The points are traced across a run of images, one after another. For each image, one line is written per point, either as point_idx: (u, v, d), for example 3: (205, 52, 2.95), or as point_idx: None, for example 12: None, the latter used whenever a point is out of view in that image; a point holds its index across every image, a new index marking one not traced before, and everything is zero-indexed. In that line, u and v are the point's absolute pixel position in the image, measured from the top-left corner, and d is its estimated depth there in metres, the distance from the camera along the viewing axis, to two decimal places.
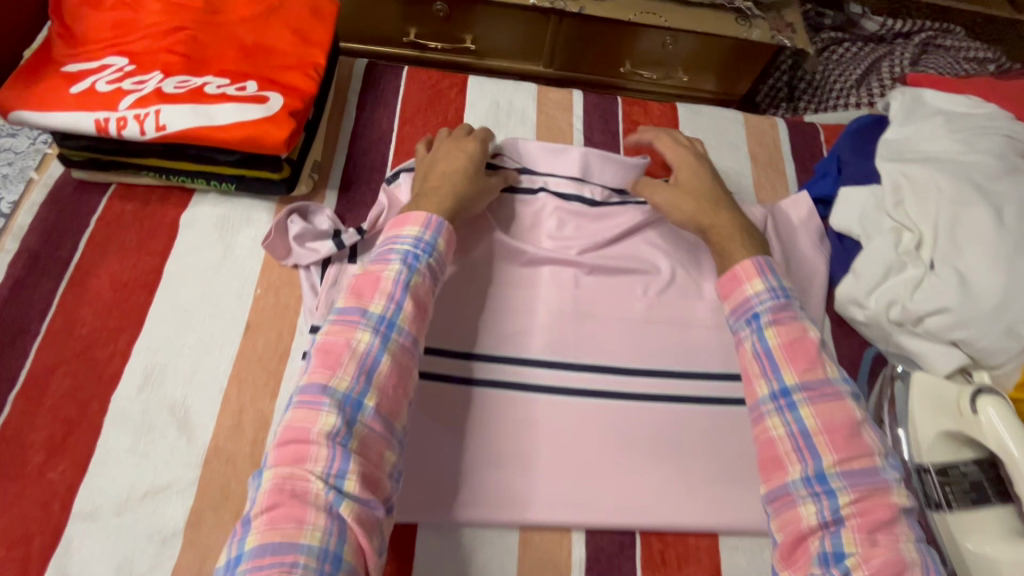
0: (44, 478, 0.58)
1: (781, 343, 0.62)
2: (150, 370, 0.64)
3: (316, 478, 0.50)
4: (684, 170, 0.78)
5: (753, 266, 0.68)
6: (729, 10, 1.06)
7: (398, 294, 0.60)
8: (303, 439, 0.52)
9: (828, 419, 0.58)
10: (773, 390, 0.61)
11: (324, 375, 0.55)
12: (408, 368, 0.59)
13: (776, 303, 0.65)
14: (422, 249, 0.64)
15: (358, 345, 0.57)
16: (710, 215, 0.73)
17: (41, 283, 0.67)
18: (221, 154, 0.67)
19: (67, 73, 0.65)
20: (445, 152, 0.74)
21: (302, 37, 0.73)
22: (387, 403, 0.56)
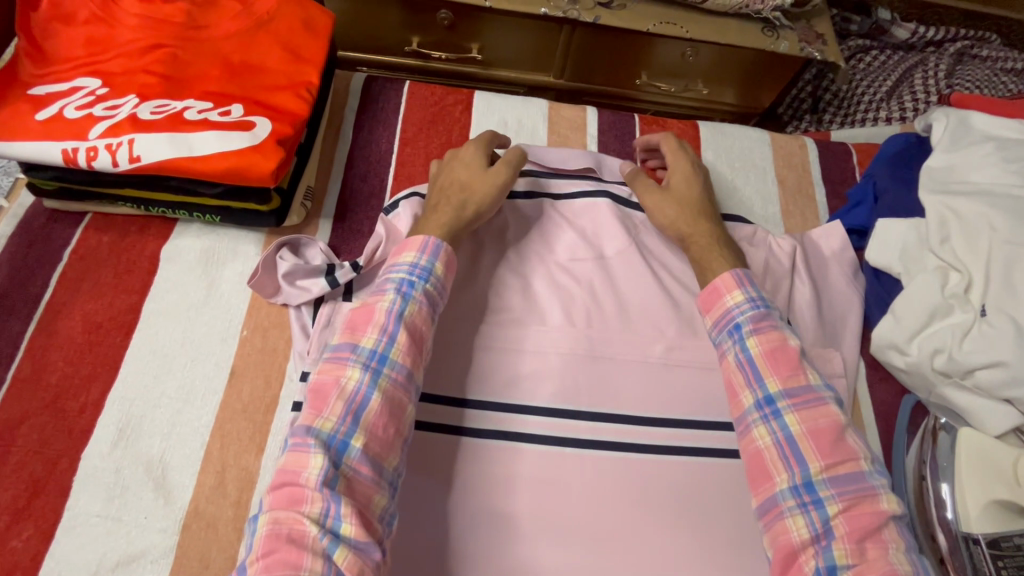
0: (5, 548, 0.52)
1: (764, 351, 0.56)
2: (125, 423, 0.58)
3: (312, 521, 0.44)
4: (676, 173, 0.71)
5: (733, 278, 0.61)
6: (755, 19, 0.99)
7: (392, 325, 0.53)
8: (297, 485, 0.45)
9: (813, 425, 0.52)
10: (756, 398, 0.55)
11: (310, 417, 0.49)
12: (398, 412, 0.51)
13: (756, 312, 0.58)
14: (418, 276, 0.57)
15: (347, 383, 0.50)
16: (689, 224, 0.68)
17: (9, 324, 0.61)
18: (203, 186, 0.61)
19: (34, 97, 0.59)
20: (446, 164, 0.68)
21: (293, 54, 0.67)
22: (377, 444, 0.49)
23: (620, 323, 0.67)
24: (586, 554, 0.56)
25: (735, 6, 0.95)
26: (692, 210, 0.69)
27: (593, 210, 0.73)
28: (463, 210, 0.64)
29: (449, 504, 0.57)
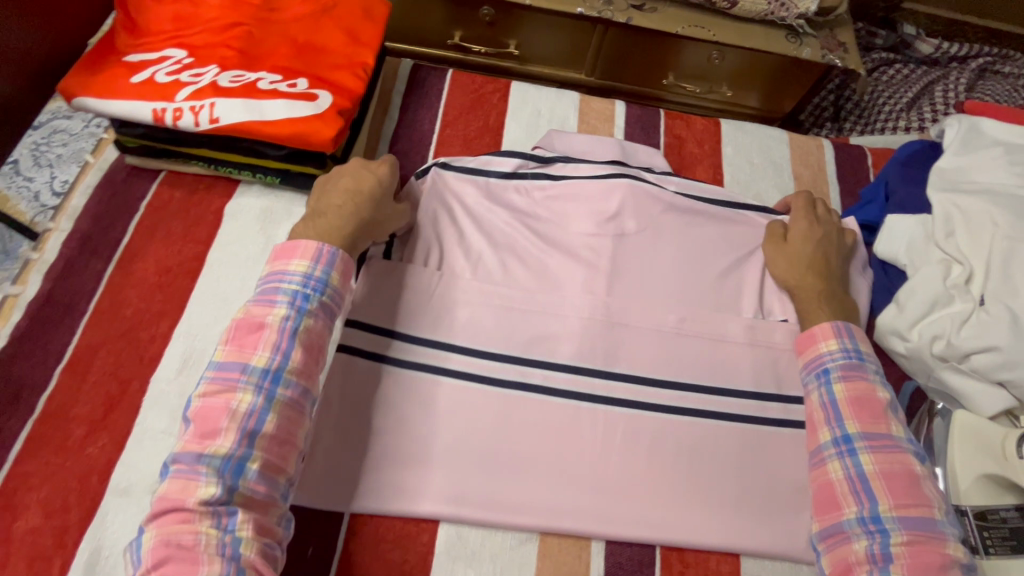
0: (84, 452, 0.60)
1: (849, 397, 0.62)
2: (188, 354, 0.65)
3: (207, 532, 0.49)
4: (797, 226, 0.77)
5: (831, 328, 0.67)
6: (781, 27, 1.04)
7: (285, 343, 0.57)
8: (183, 511, 0.50)
9: (887, 468, 0.58)
10: (833, 436, 0.61)
11: (201, 444, 0.53)
12: (292, 426, 0.56)
13: (848, 362, 0.64)
14: (312, 286, 0.61)
15: (238, 407, 0.54)
16: (796, 277, 0.73)
17: (91, 263, 0.69)
18: (271, 149, 0.69)
19: (128, 63, 0.67)
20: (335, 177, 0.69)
21: (353, 37, 0.74)
22: (273, 461, 0.54)
23: (637, 293, 0.75)
24: (588, 496, 0.63)
25: (760, 13, 1.01)
26: (804, 263, 0.74)
27: (615, 187, 0.79)
28: (359, 217, 0.66)
29: (483, 444, 0.64)
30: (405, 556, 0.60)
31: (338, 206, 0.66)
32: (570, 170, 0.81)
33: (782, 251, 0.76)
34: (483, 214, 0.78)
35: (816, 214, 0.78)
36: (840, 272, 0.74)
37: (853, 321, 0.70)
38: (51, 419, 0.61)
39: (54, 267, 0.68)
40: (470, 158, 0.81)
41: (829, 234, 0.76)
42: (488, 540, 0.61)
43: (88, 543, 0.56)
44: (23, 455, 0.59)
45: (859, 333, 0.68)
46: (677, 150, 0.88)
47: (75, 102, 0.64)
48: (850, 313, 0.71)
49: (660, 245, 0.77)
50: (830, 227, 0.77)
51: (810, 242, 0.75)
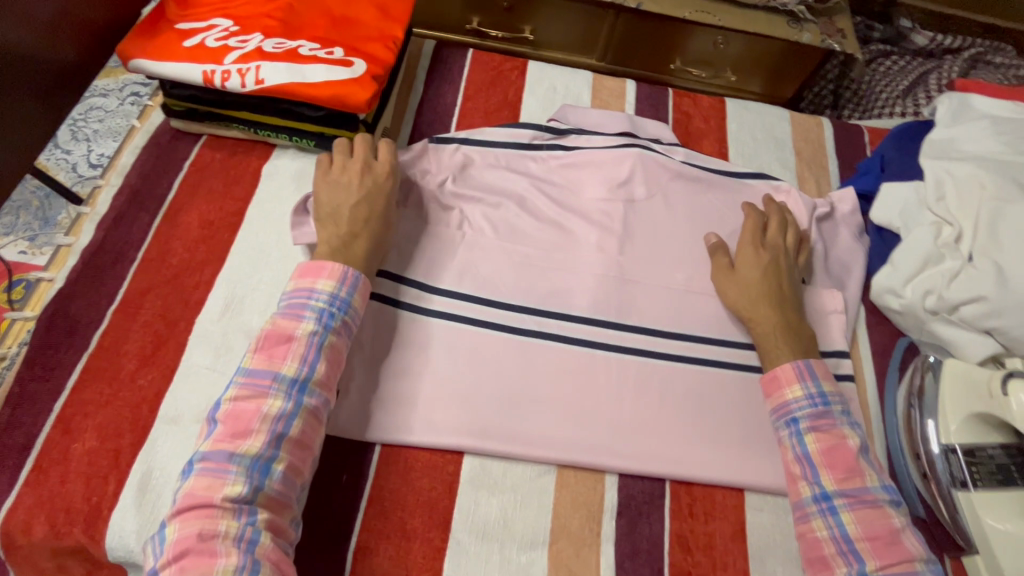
0: (135, 384, 0.64)
1: (821, 449, 0.62)
2: (230, 299, 0.70)
3: (227, 526, 0.51)
4: (746, 254, 0.75)
5: (793, 371, 0.67)
6: (782, 13, 1.11)
7: (312, 356, 0.60)
8: (208, 508, 0.52)
9: (867, 526, 0.58)
10: (813, 492, 0.61)
11: (232, 442, 0.55)
12: (312, 432, 0.59)
13: (815, 410, 0.64)
14: (337, 306, 0.63)
15: (269, 411, 0.56)
16: (754, 311, 0.72)
17: (139, 216, 0.74)
18: (309, 111, 0.74)
19: (179, 30, 0.73)
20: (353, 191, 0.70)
21: (384, 12, 0.80)
22: (295, 463, 0.57)
23: (648, 253, 0.80)
24: (603, 433, 0.68)
25: None
26: (759, 292, 0.73)
27: (626, 157, 0.84)
28: (380, 245, 0.69)
29: (505, 385, 0.69)
30: (432, 484, 0.64)
31: (362, 229, 0.68)
32: (583, 142, 0.86)
33: (739, 283, 0.74)
34: (503, 179, 0.82)
35: (763, 238, 0.77)
36: (795, 300, 0.74)
37: (812, 354, 0.70)
38: (103, 353, 0.65)
39: (106, 219, 0.73)
40: (488, 130, 0.85)
41: (777, 259, 0.75)
42: (509, 471, 0.65)
43: (141, 463, 0.60)
44: (78, 386, 0.63)
45: (821, 369, 0.68)
46: (684, 126, 0.93)
47: (132, 64, 0.70)
48: (809, 345, 0.71)
49: (668, 209, 0.82)
50: (779, 252, 0.76)
51: (764, 274, 0.74)
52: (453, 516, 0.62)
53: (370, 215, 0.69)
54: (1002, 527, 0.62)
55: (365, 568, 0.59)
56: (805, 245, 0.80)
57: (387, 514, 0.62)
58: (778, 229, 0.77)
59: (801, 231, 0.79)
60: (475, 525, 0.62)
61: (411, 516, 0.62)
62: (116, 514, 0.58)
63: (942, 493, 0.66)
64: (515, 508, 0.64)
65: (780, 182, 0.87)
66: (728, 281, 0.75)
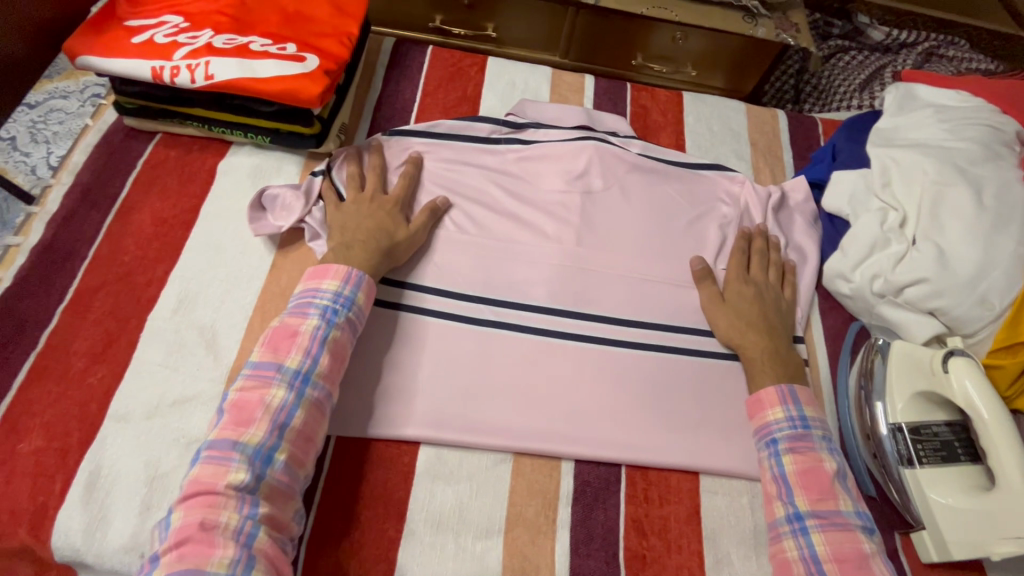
0: (85, 382, 0.63)
1: (797, 471, 0.62)
2: (183, 296, 0.69)
3: (228, 515, 0.51)
4: (732, 284, 0.77)
5: (777, 394, 0.67)
6: (737, 9, 1.15)
7: (315, 348, 0.60)
8: (211, 495, 0.51)
9: (837, 549, 0.58)
10: (786, 512, 0.61)
11: (236, 431, 0.55)
12: (315, 426, 0.59)
13: (795, 432, 0.64)
14: (341, 303, 0.64)
15: (272, 401, 0.56)
16: (741, 334, 0.73)
17: (91, 215, 0.73)
18: (261, 106, 0.74)
19: (128, 27, 0.72)
20: (365, 208, 0.73)
21: (338, 9, 0.80)
22: (297, 454, 0.56)
23: (606, 243, 0.80)
24: (559, 421, 0.68)
25: None
26: (746, 321, 0.73)
27: (582, 149, 0.85)
28: (382, 251, 0.70)
29: (462, 376, 0.69)
30: (386, 475, 0.64)
31: (364, 240, 0.69)
32: (541, 135, 0.87)
33: (725, 309, 0.75)
34: (462, 174, 0.83)
35: (748, 273, 0.78)
36: (783, 330, 0.74)
37: (804, 384, 0.69)
38: (52, 352, 0.65)
39: (56, 217, 0.72)
40: (445, 124, 0.86)
41: (762, 293, 0.76)
42: (465, 461, 0.66)
43: (89, 461, 0.60)
44: (26, 385, 0.63)
45: (805, 396, 0.68)
46: (642, 119, 0.95)
47: (80, 60, 0.69)
48: (799, 376, 0.70)
49: (625, 200, 0.84)
50: (763, 285, 0.77)
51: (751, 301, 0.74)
52: (409, 507, 0.62)
53: (372, 228, 0.71)
54: (948, 502, 0.64)
55: (318, 560, 0.59)
56: (789, 277, 0.80)
57: (342, 506, 0.62)
58: (761, 266, 0.79)
59: (785, 265, 0.80)
60: (431, 515, 0.62)
61: (365, 508, 0.62)
62: (62, 512, 0.57)
63: (891, 471, 0.68)
64: (471, 497, 0.64)
65: (735, 173, 0.89)
66: (716, 305, 0.75)
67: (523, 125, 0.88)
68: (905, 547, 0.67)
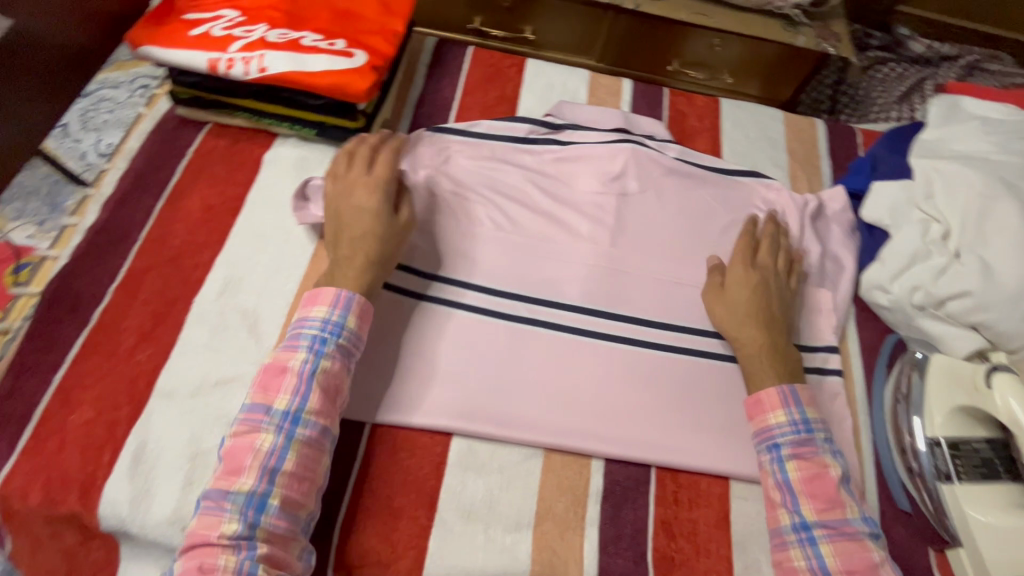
0: (133, 358, 0.66)
1: (801, 478, 0.62)
2: (228, 280, 0.72)
3: (225, 562, 0.52)
4: (734, 273, 0.75)
5: (777, 396, 0.66)
6: (778, 17, 1.14)
7: (303, 386, 0.59)
8: (208, 545, 0.53)
9: (845, 559, 0.58)
10: (791, 520, 0.61)
11: (228, 480, 0.56)
12: (312, 463, 0.58)
13: (797, 438, 0.64)
14: (330, 331, 0.63)
15: (261, 446, 0.57)
16: (740, 330, 0.71)
17: (143, 198, 0.76)
18: (311, 99, 0.76)
19: (186, 19, 0.75)
20: (348, 213, 0.69)
21: (385, 7, 0.82)
22: (293, 497, 0.56)
23: (639, 245, 0.81)
24: (590, 419, 0.68)
25: (757, 4, 1.11)
26: (746, 313, 0.71)
27: (618, 151, 0.86)
28: (372, 266, 0.67)
29: (496, 370, 0.70)
30: (420, 464, 0.65)
31: (351, 258, 0.67)
32: (578, 137, 0.88)
33: (726, 302, 0.73)
34: (499, 173, 0.84)
35: (753, 259, 0.76)
36: (783, 321, 0.72)
37: (801, 379, 0.69)
38: (103, 328, 0.67)
39: (111, 200, 0.75)
40: (483, 123, 0.88)
41: (767, 280, 0.74)
42: (496, 453, 0.66)
43: (135, 435, 0.62)
44: (78, 359, 0.65)
45: (807, 395, 0.67)
46: (679, 124, 0.95)
47: (141, 51, 0.72)
48: (797, 369, 0.69)
49: (661, 204, 0.84)
50: (767, 271, 0.75)
51: (753, 292, 0.72)
52: (440, 497, 0.63)
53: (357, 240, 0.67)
54: (985, 519, 0.62)
55: (352, 544, 0.60)
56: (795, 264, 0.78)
57: (376, 492, 0.63)
58: (770, 250, 0.77)
59: (790, 251, 0.78)
60: (461, 506, 0.63)
61: (397, 495, 0.63)
62: (110, 483, 0.59)
63: (929, 487, 0.67)
64: (502, 490, 0.64)
65: (772, 180, 0.88)
66: (718, 303, 0.73)
67: (560, 126, 0.89)
68: (941, 565, 0.65)
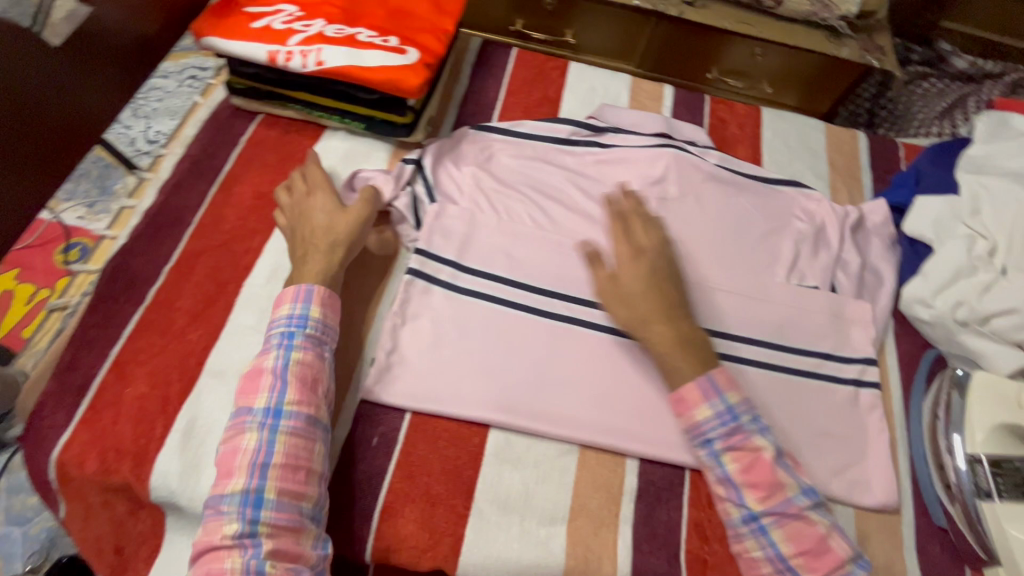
0: (185, 337, 0.68)
1: (739, 470, 0.60)
2: (277, 266, 0.73)
3: (232, 562, 0.52)
4: (626, 263, 0.71)
5: (698, 389, 0.63)
6: (823, 28, 1.14)
7: (279, 380, 0.59)
8: (214, 550, 0.53)
9: (799, 541, 0.58)
10: (740, 514, 0.60)
11: (220, 485, 0.56)
12: (303, 452, 0.57)
13: (727, 429, 0.62)
14: (298, 324, 0.63)
15: (248, 445, 0.56)
16: (647, 326, 0.67)
17: (197, 184, 0.78)
18: (363, 93, 0.78)
19: (248, 13, 0.78)
20: (300, 218, 0.72)
21: (437, 7, 0.84)
22: (290, 488, 0.55)
23: (678, 249, 0.81)
24: (626, 419, 0.69)
25: (804, 13, 1.12)
26: (659, 307, 0.67)
27: (660, 156, 0.86)
28: (331, 260, 0.69)
29: (533, 366, 0.70)
30: (458, 453, 0.66)
31: (312, 255, 0.69)
32: (620, 140, 0.89)
33: (614, 297, 0.69)
34: (541, 173, 0.85)
35: (631, 245, 0.73)
36: (682, 307, 0.69)
37: (716, 361, 0.66)
38: (158, 307, 0.69)
39: (167, 184, 0.78)
40: (526, 123, 0.89)
41: (655, 265, 0.71)
42: (533, 448, 0.67)
43: (186, 411, 0.64)
44: (133, 335, 0.67)
45: (729, 380, 0.64)
46: (719, 131, 0.95)
47: (204, 41, 0.75)
48: (710, 354, 0.66)
49: (700, 209, 0.84)
50: (655, 255, 0.72)
51: (640, 283, 0.69)
52: (477, 487, 0.64)
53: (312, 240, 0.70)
54: None
55: (390, 528, 0.62)
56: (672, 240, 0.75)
57: (414, 478, 0.64)
58: (643, 224, 0.75)
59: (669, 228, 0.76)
60: (497, 498, 0.64)
61: (435, 484, 0.64)
62: (162, 456, 0.61)
63: (965, 505, 0.66)
64: (537, 484, 0.65)
65: (812, 191, 0.88)
66: (616, 303, 0.69)
67: (602, 128, 0.90)
68: None
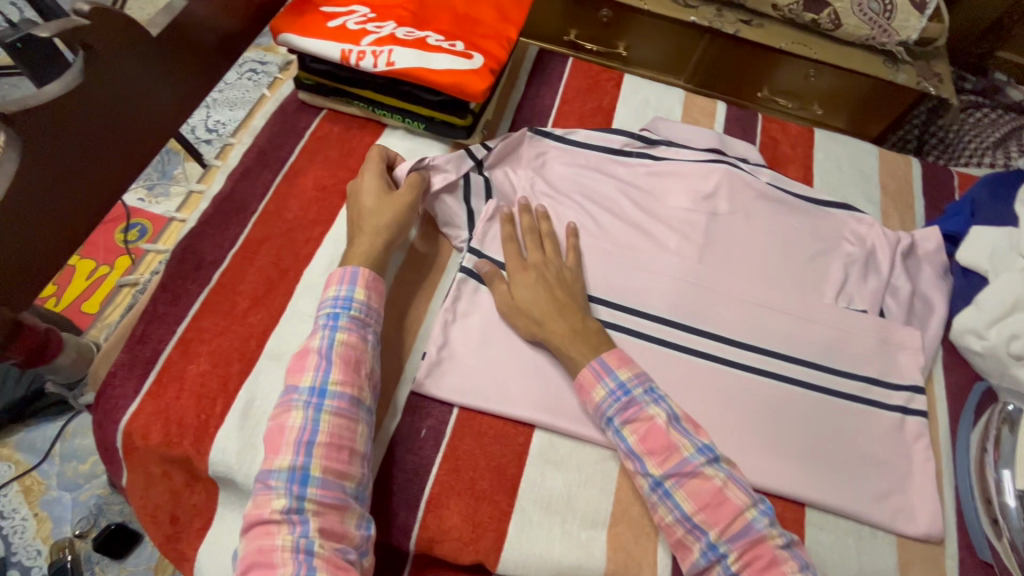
0: (247, 321, 0.70)
1: (637, 439, 0.62)
2: (335, 257, 0.76)
3: (282, 538, 0.53)
4: (512, 265, 0.73)
5: (590, 372, 0.65)
6: (879, 53, 1.14)
7: (325, 360, 0.61)
8: (264, 525, 0.54)
9: (697, 496, 0.58)
10: (647, 483, 0.61)
11: (269, 461, 0.57)
12: (346, 432, 0.59)
13: (620, 403, 0.63)
14: (344, 306, 0.65)
15: (294, 422, 0.58)
16: (545, 327, 0.68)
17: (263, 174, 0.81)
18: (427, 94, 0.80)
19: (323, 12, 0.81)
20: (354, 206, 0.74)
21: (502, 15, 0.86)
22: (334, 466, 0.57)
23: (727, 265, 0.81)
24: None
25: (861, 37, 1.11)
26: (550, 306, 0.69)
27: (712, 171, 0.87)
28: (378, 242, 0.70)
29: None
30: (502, 451, 0.67)
31: (360, 239, 0.71)
32: (672, 153, 0.90)
33: (514, 305, 0.71)
34: (593, 181, 0.86)
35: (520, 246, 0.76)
36: (572, 301, 0.71)
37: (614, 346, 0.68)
38: (222, 289, 0.72)
39: (235, 172, 0.81)
40: (580, 132, 0.90)
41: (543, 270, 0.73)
42: (577, 451, 0.68)
43: (245, 392, 0.66)
44: (198, 315, 0.70)
45: (620, 359, 0.65)
46: (771, 150, 0.96)
47: (281, 38, 0.78)
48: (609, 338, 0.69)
49: (749, 226, 0.84)
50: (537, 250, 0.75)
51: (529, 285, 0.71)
52: (521, 485, 0.65)
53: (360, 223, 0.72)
54: None
55: (435, 519, 0.63)
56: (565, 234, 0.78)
57: (460, 473, 0.65)
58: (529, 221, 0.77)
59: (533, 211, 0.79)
60: (541, 497, 0.65)
61: (480, 479, 0.65)
62: (222, 432, 0.63)
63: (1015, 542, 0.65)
64: (580, 488, 0.66)
65: (864, 215, 0.88)
66: (517, 314, 0.70)
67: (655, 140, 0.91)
68: None
